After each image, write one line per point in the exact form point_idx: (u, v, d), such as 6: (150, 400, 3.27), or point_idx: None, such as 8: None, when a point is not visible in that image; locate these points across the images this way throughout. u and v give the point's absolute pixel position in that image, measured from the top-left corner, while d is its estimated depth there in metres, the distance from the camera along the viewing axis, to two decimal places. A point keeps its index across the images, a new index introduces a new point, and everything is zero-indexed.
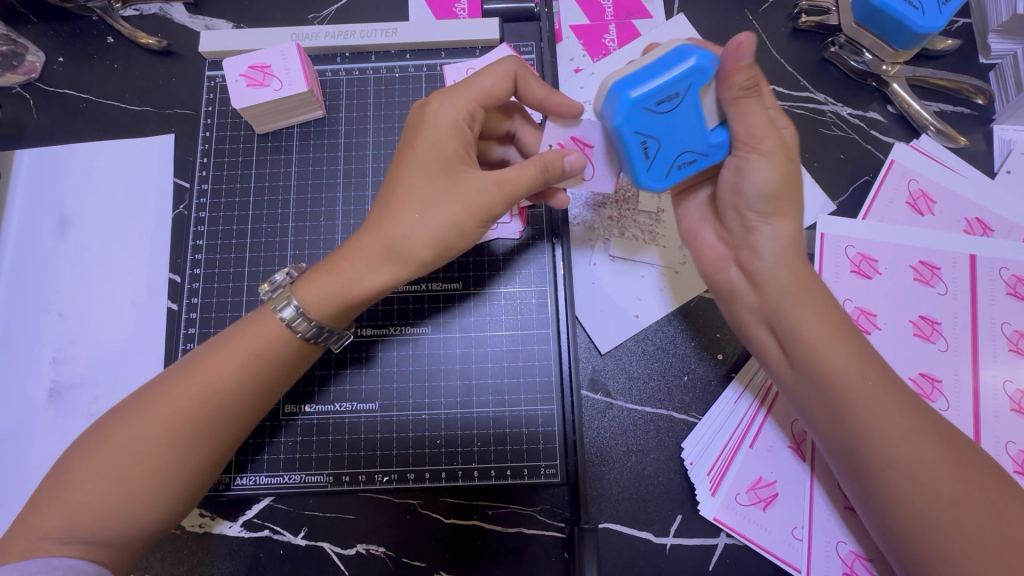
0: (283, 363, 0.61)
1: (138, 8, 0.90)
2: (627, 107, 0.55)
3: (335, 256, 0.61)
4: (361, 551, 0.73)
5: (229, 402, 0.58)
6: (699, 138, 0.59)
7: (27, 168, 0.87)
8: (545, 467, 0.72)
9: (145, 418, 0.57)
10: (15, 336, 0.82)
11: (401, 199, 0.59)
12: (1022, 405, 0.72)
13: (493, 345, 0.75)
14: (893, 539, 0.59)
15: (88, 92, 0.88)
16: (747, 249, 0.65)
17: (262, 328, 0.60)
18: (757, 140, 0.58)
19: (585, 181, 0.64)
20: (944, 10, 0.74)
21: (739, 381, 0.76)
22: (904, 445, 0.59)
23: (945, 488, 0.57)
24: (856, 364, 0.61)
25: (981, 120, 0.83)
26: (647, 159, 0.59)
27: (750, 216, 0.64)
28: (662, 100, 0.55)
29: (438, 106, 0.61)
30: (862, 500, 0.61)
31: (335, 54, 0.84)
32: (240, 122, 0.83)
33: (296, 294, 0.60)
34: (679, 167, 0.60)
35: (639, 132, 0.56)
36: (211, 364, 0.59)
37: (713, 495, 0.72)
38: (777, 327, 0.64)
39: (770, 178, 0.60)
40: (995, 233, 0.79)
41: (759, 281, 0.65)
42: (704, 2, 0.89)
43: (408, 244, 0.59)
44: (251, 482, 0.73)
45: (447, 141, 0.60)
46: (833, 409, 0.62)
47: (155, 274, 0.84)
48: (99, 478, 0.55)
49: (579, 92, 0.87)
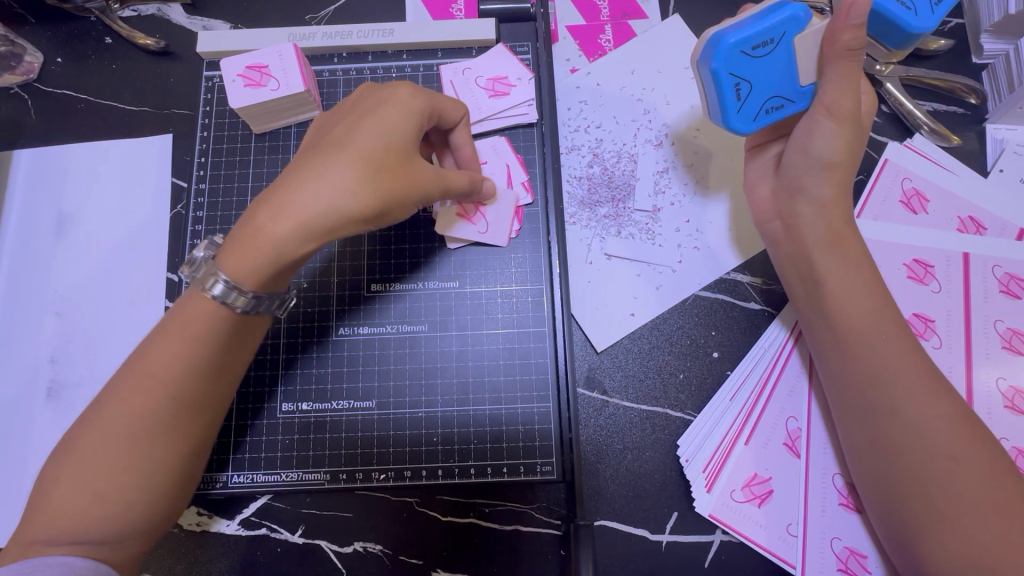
0: (223, 339, 0.59)
1: (137, 9, 0.91)
2: (726, 50, 0.63)
3: (268, 204, 0.57)
4: (358, 549, 0.74)
5: (179, 389, 0.57)
6: (787, 85, 0.68)
7: (26, 168, 0.87)
8: (541, 464, 0.72)
9: (99, 425, 0.56)
10: (13, 336, 0.82)
11: (355, 152, 0.58)
12: (1015, 402, 0.73)
13: (489, 343, 0.76)
14: (883, 491, 0.63)
15: (86, 92, 0.89)
16: (793, 204, 0.73)
17: (198, 309, 0.58)
18: (838, 105, 0.66)
19: (481, 234, 0.77)
20: (936, 10, 0.73)
21: (780, 322, 0.78)
22: (910, 393, 0.63)
23: (945, 443, 0.61)
24: (877, 320, 0.66)
25: (975, 119, 0.84)
26: (738, 101, 0.67)
27: (807, 175, 0.71)
28: (759, 45, 0.64)
29: (407, 89, 0.64)
30: (862, 452, 0.65)
31: (332, 55, 0.84)
32: (238, 122, 0.83)
33: (229, 262, 0.57)
34: (766, 112, 0.68)
35: (735, 74, 0.65)
36: (155, 353, 0.57)
37: (708, 492, 0.73)
38: (808, 275, 0.71)
39: (833, 146, 0.68)
40: (988, 232, 0.79)
41: (798, 231, 0.72)
42: (699, 2, 0.90)
43: (346, 203, 0.57)
44: (247, 480, 0.73)
45: (410, 117, 0.62)
46: (852, 360, 0.66)
47: (154, 274, 0.84)
48: (75, 486, 0.55)
49: (575, 93, 0.88)
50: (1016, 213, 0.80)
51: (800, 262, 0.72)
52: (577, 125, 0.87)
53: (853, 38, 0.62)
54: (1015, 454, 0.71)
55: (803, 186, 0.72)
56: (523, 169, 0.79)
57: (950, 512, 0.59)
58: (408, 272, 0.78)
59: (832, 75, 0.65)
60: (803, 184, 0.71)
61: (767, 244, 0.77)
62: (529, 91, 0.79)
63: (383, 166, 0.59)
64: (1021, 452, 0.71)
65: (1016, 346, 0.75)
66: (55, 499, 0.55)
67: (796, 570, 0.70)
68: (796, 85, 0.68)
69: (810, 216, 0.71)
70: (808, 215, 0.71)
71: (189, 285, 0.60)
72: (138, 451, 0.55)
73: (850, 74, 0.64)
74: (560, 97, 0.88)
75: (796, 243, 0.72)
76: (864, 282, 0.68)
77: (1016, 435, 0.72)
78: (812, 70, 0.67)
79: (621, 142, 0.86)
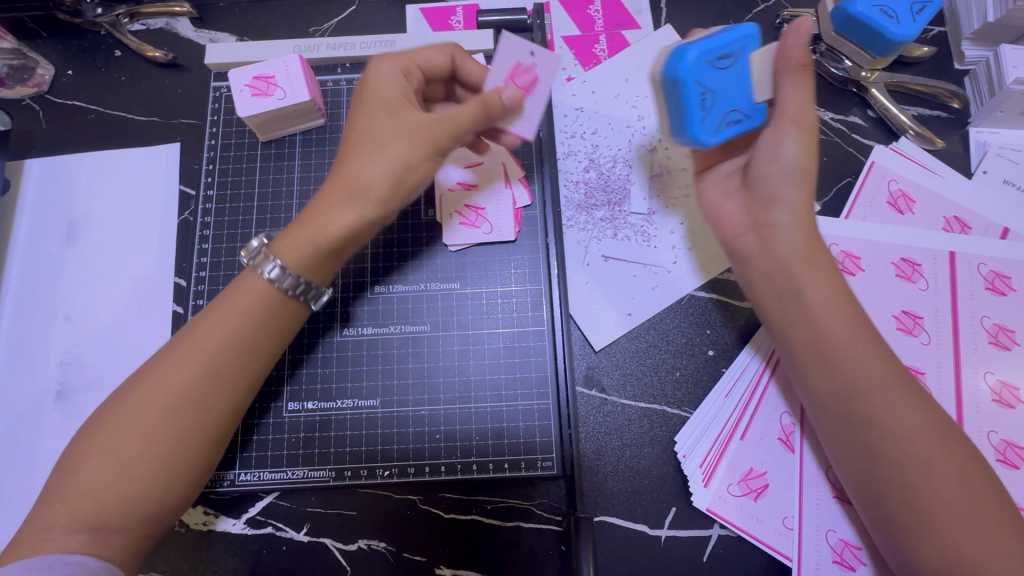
0: (266, 317, 0.64)
1: (145, 22, 0.94)
2: (691, 59, 0.63)
3: (304, 214, 0.66)
4: (362, 547, 0.75)
5: (223, 365, 0.61)
6: (742, 101, 0.68)
7: (36, 175, 0.89)
8: (541, 460, 0.74)
9: (141, 396, 0.60)
10: (22, 339, 0.84)
11: (355, 144, 0.65)
12: (1003, 396, 0.75)
13: (490, 342, 0.78)
14: (874, 502, 0.63)
15: (96, 103, 0.92)
16: (765, 215, 0.70)
17: (249, 288, 0.64)
18: (798, 114, 0.67)
19: (487, 234, 0.80)
20: (917, 19, 0.76)
21: (751, 347, 0.79)
22: (891, 408, 0.62)
23: (926, 448, 0.60)
24: (851, 331, 0.65)
25: (957, 122, 0.87)
26: (702, 113, 0.66)
27: (777, 187, 0.69)
28: (719, 58, 0.65)
29: (379, 64, 0.70)
30: (849, 464, 0.65)
31: (336, 65, 0.87)
32: (244, 131, 0.85)
33: (275, 253, 0.64)
34: (727, 126, 0.68)
35: (699, 83, 0.64)
36: (204, 327, 0.62)
37: (706, 486, 0.74)
38: (783, 288, 0.68)
39: (802, 154, 0.67)
40: (973, 231, 0.82)
41: (773, 244, 0.69)
42: (689, 13, 0.93)
43: (364, 181, 0.63)
44: (254, 478, 0.74)
45: (390, 87, 0.67)
46: (830, 368, 0.65)
47: (162, 279, 0.86)
48: (104, 454, 0.58)
49: (570, 100, 0.90)
50: (1000, 213, 0.82)
51: (777, 276, 0.69)
52: (574, 131, 0.89)
53: (804, 54, 0.64)
54: (1003, 446, 0.73)
55: (777, 195, 0.69)
56: (519, 166, 0.81)
57: (934, 517, 0.59)
58: (411, 274, 0.80)
59: (791, 87, 0.66)
60: (775, 193, 0.69)
61: (739, 260, 0.74)
62: (553, 59, 0.72)
63: (392, 136, 0.64)
64: (1010, 446, 0.73)
65: (1004, 340, 0.77)
66: (76, 481, 0.57)
67: (793, 562, 0.71)
68: (750, 102, 0.69)
69: (785, 226, 0.68)
70: (784, 223, 0.69)
71: (245, 268, 0.66)
72: (169, 423, 0.59)
73: (805, 85, 0.66)
74: (557, 104, 0.90)
75: (770, 256, 0.69)
76: (839, 292, 0.67)
77: (1005, 428, 0.74)
78: (766, 89, 0.68)
79: (616, 148, 0.88)
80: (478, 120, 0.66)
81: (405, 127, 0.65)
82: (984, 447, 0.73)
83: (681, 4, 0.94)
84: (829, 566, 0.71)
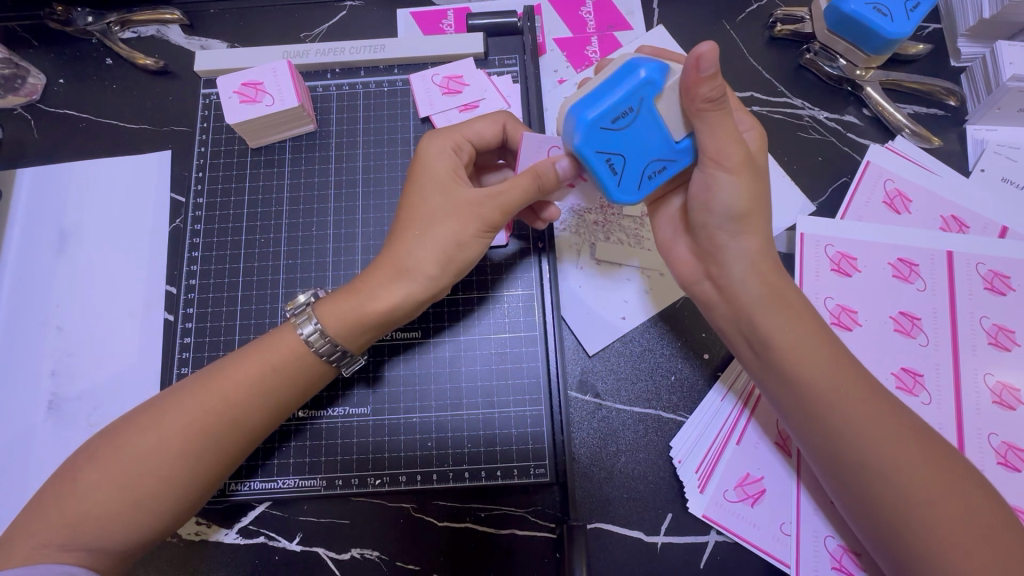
0: (292, 371, 0.63)
1: (137, 30, 0.94)
2: (584, 128, 0.55)
3: (353, 280, 0.65)
4: (355, 556, 0.74)
5: (239, 415, 0.61)
6: (664, 146, 0.59)
7: (28, 186, 0.89)
8: (534, 467, 0.73)
9: (157, 430, 0.59)
10: (15, 350, 0.83)
11: (406, 224, 0.64)
12: (1004, 397, 0.73)
13: (482, 348, 0.77)
14: (881, 538, 0.60)
15: (87, 111, 0.91)
16: (716, 264, 0.67)
17: (281, 341, 0.64)
18: (724, 155, 0.59)
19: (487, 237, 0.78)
20: (912, 17, 0.75)
21: (723, 382, 0.77)
22: (881, 445, 0.59)
23: (921, 484, 0.58)
24: (833, 368, 0.62)
25: (954, 120, 0.86)
26: (616, 175, 0.59)
27: (719, 234, 0.65)
28: (617, 117, 0.56)
29: (427, 142, 0.68)
30: (850, 502, 0.62)
31: (326, 71, 0.87)
32: (234, 138, 0.85)
33: (317, 312, 0.64)
34: (650, 176, 0.60)
35: (601, 150, 0.57)
36: (227, 374, 0.62)
37: (702, 492, 0.73)
38: (753, 333, 0.66)
39: (739, 197, 0.61)
40: (971, 230, 0.80)
41: (731, 292, 0.66)
42: (681, 13, 0.93)
43: (410, 261, 0.62)
44: (246, 488, 0.74)
45: (440, 164, 0.66)
46: (812, 410, 0.62)
47: (153, 287, 0.86)
48: (109, 477, 0.57)
49: (562, 103, 0.90)
50: (999, 211, 0.81)
51: (743, 324, 0.67)
52: None
53: (711, 89, 0.54)
54: (1005, 449, 0.72)
55: (720, 247, 0.65)
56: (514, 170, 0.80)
57: (938, 556, 0.56)
58: None
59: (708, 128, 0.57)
60: (717, 242, 0.65)
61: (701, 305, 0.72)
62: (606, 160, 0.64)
63: (440, 217, 0.63)
64: (1010, 449, 0.72)
65: (1003, 341, 0.75)
66: (74, 497, 0.57)
67: (791, 569, 0.70)
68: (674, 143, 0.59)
69: (738, 275, 0.65)
70: (737, 274, 0.65)
71: (286, 321, 0.67)
72: (186, 465, 0.59)
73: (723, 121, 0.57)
74: (548, 107, 0.90)
75: (732, 306, 0.67)
76: (813, 330, 0.64)
77: (1007, 430, 0.72)
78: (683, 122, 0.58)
79: None
80: (530, 193, 0.62)
81: (456, 208, 0.63)
82: (985, 450, 0.72)
83: (672, 5, 0.93)
84: (827, 571, 0.70)
